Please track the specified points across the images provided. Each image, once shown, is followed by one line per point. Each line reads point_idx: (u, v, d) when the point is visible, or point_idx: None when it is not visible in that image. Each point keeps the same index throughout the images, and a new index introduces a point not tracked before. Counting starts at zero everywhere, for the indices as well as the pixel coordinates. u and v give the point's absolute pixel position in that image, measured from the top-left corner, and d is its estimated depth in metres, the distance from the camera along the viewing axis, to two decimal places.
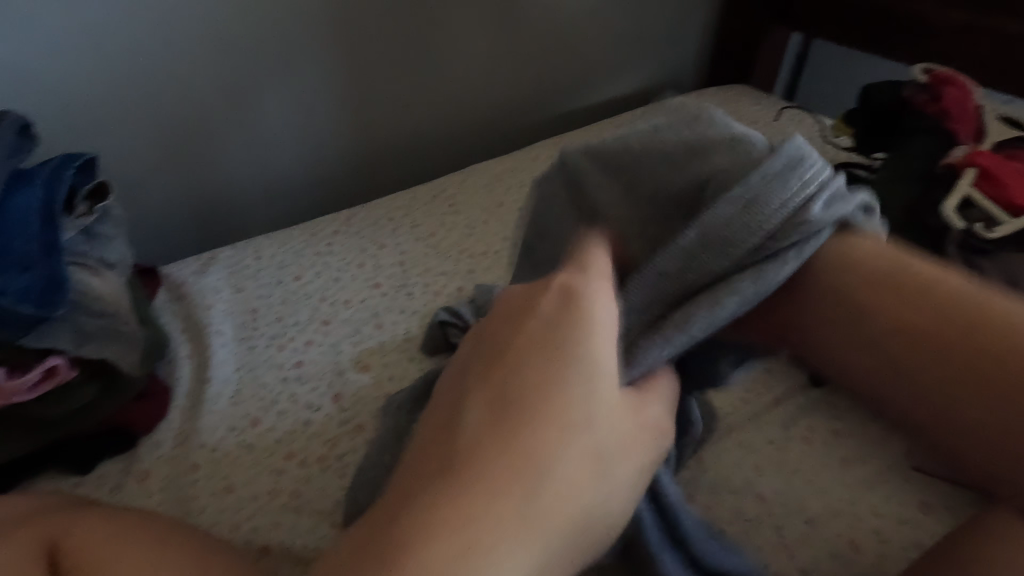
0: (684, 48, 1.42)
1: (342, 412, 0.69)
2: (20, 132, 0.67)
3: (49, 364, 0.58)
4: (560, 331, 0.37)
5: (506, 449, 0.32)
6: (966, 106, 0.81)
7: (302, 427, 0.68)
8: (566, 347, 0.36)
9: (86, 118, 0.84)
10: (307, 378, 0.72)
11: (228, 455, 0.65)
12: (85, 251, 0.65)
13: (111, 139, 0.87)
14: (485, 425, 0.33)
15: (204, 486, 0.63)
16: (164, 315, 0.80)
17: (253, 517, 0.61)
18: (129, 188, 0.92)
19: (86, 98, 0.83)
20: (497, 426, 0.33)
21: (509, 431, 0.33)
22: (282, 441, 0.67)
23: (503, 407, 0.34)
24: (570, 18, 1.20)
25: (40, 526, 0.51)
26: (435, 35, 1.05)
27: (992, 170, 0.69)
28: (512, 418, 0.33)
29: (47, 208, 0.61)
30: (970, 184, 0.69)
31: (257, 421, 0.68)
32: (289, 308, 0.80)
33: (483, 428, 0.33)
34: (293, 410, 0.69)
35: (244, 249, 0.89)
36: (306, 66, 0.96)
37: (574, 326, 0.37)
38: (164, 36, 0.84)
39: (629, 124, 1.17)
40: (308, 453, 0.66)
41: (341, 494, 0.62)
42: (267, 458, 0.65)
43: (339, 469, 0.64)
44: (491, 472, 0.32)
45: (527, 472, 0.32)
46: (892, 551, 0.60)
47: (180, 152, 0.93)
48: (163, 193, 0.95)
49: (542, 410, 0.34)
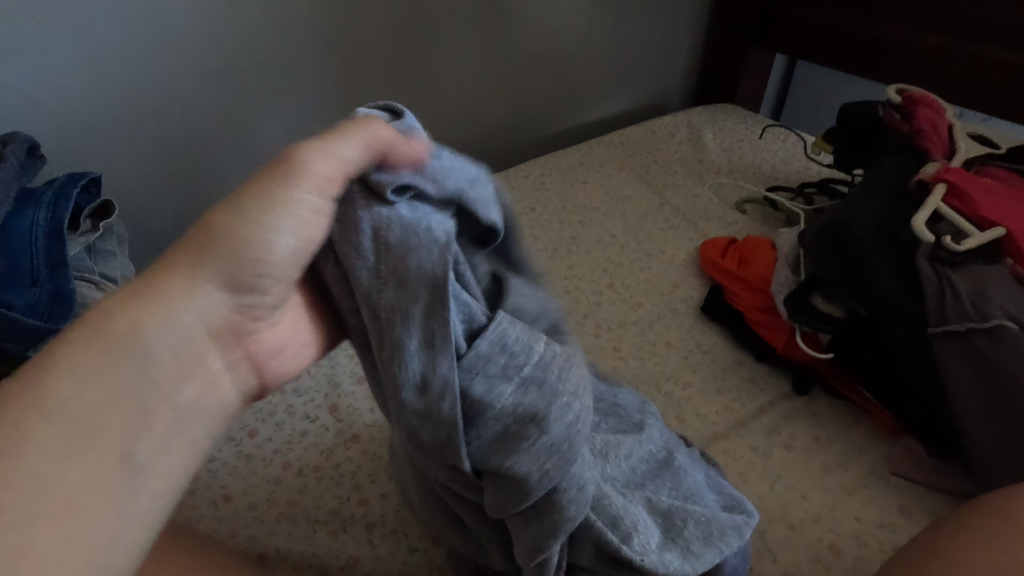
0: (674, 69, 1.47)
1: (338, 423, 0.73)
2: (28, 154, 0.69)
3: None
4: (959, 366, 0.64)
5: (990, 553, 0.53)
6: (937, 125, 0.83)
7: (299, 438, 0.72)
8: (1009, 378, 0.62)
9: (85, 133, 0.87)
10: (303, 390, 0.76)
11: (225, 466, 0.69)
12: (88, 266, 0.68)
13: (116, 165, 0.91)
14: (958, 554, 0.54)
15: (204, 496, 0.66)
16: None
17: (250, 525, 0.64)
18: (132, 211, 0.95)
19: (88, 116, 0.86)
20: (965, 534, 0.55)
21: (926, 558, 0.55)
22: (278, 451, 0.70)
23: (942, 551, 0.55)
24: (563, 41, 1.25)
25: None
26: (431, 60, 1.11)
27: (961, 186, 0.72)
28: (947, 555, 0.54)
29: (55, 223, 0.64)
30: (939, 199, 0.71)
31: (255, 432, 0.72)
32: None
33: (961, 558, 0.53)
34: (290, 421, 0.73)
35: None
36: (295, 93, 1.00)
37: (970, 519, 0.57)
38: (167, 59, 0.88)
39: (620, 142, 1.21)
40: (305, 463, 0.69)
41: (337, 503, 0.66)
42: (264, 469, 0.69)
43: (335, 478, 0.68)
44: (987, 538, 0.54)
45: (1002, 534, 0.54)
46: (869, 553, 0.63)
47: (186, 170, 0.97)
48: (166, 215, 0.99)
49: (960, 552, 0.54)
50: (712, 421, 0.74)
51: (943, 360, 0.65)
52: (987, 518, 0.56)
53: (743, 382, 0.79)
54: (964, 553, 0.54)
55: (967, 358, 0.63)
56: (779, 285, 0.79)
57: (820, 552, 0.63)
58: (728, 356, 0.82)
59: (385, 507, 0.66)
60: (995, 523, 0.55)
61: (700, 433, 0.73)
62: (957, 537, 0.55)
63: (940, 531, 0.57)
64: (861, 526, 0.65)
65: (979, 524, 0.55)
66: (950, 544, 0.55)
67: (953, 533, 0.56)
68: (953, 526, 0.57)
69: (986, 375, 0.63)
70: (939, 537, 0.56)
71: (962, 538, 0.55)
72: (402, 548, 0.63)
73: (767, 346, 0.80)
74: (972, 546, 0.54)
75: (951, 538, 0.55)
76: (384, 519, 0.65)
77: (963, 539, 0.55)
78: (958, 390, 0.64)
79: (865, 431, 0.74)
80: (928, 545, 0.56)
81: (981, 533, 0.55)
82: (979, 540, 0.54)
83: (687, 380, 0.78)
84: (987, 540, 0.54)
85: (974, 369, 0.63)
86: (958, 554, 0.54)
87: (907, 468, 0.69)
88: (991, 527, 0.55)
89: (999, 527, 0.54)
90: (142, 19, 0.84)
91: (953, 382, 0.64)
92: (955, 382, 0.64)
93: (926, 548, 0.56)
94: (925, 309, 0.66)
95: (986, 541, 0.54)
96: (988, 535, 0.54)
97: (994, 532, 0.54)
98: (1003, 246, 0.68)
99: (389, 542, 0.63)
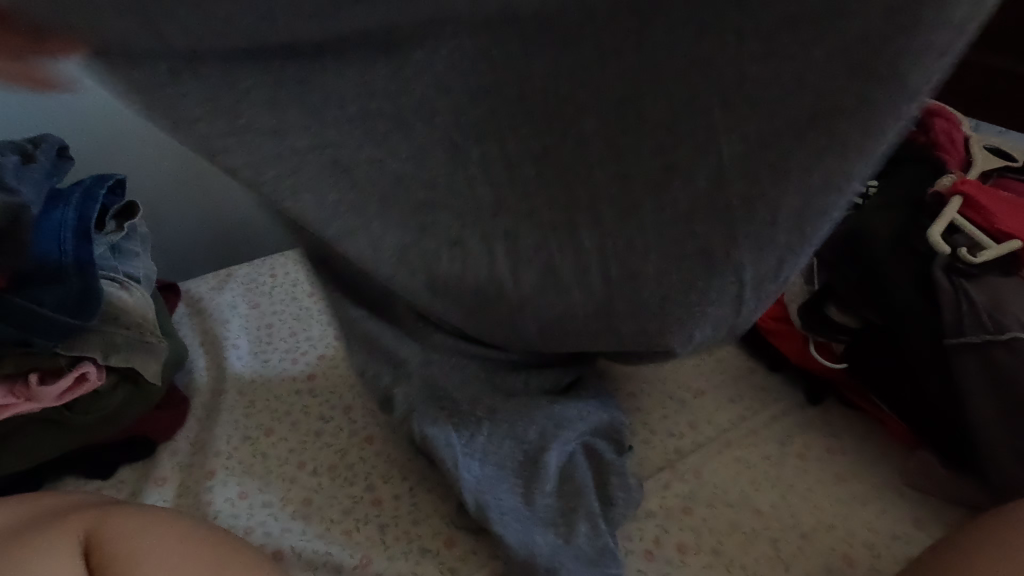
0: None
1: (352, 423, 0.74)
2: (58, 155, 0.72)
3: (80, 371, 0.62)
4: (977, 377, 0.63)
5: (1007, 565, 0.52)
6: (954, 136, 0.82)
7: (313, 438, 0.72)
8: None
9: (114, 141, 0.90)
10: (318, 391, 0.77)
11: (241, 463, 0.70)
12: (112, 266, 0.70)
13: (141, 166, 0.93)
14: (972, 568, 0.54)
15: (220, 492, 0.67)
16: (183, 327, 0.84)
17: (267, 522, 0.65)
18: (155, 211, 0.97)
19: (115, 121, 0.88)
20: (981, 547, 0.55)
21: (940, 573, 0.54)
22: (294, 450, 0.71)
23: (958, 566, 0.54)
24: None
25: (78, 519, 0.53)
26: None
27: (978, 199, 0.70)
28: (961, 570, 0.54)
29: (82, 223, 0.65)
30: (955, 211, 0.69)
31: (271, 430, 0.73)
32: (303, 323, 0.85)
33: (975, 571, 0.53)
34: (305, 420, 0.74)
35: (259, 266, 0.93)
36: None
37: (985, 532, 0.56)
38: None
39: None
40: (319, 463, 0.70)
41: (350, 502, 0.67)
42: (280, 467, 0.70)
43: (349, 478, 0.69)
44: (1005, 553, 0.53)
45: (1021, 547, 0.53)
46: (880, 564, 0.63)
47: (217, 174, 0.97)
48: (192, 217, 0.99)
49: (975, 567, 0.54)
50: (725, 430, 0.75)
51: (960, 371, 0.64)
52: (1003, 529, 0.55)
53: (756, 391, 0.79)
54: (980, 566, 0.53)
55: (983, 372, 0.63)
56: (793, 294, 0.79)
57: (832, 561, 0.63)
58: (741, 364, 0.82)
59: (398, 508, 0.66)
60: (1016, 535, 0.54)
61: (712, 440, 0.73)
62: (969, 550, 0.55)
63: (954, 545, 0.57)
64: (875, 537, 0.65)
65: (995, 537, 0.55)
66: (963, 558, 0.55)
67: (968, 545, 0.56)
68: (968, 539, 0.56)
69: (1005, 388, 0.62)
70: (952, 552, 0.56)
71: (978, 552, 0.55)
72: (415, 548, 0.63)
73: (781, 355, 0.80)
74: (988, 561, 0.53)
75: (964, 552, 0.55)
76: (396, 519, 0.66)
77: (979, 554, 0.54)
78: (976, 402, 0.64)
79: (878, 442, 0.73)
80: (944, 561, 0.56)
81: (999, 546, 0.54)
82: (996, 553, 0.54)
83: (698, 388, 0.79)
84: (1005, 554, 0.53)
85: (991, 382, 0.63)
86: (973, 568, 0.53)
87: (917, 478, 0.69)
88: (1009, 540, 0.54)
89: (1020, 542, 0.54)
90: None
91: (971, 393, 0.64)
92: (973, 394, 0.64)
93: (941, 564, 0.56)
94: (940, 319, 0.66)
95: (1002, 554, 0.53)
96: (1005, 548, 0.54)
97: (1012, 546, 0.54)
98: (1019, 258, 0.66)
99: (402, 543, 0.64)
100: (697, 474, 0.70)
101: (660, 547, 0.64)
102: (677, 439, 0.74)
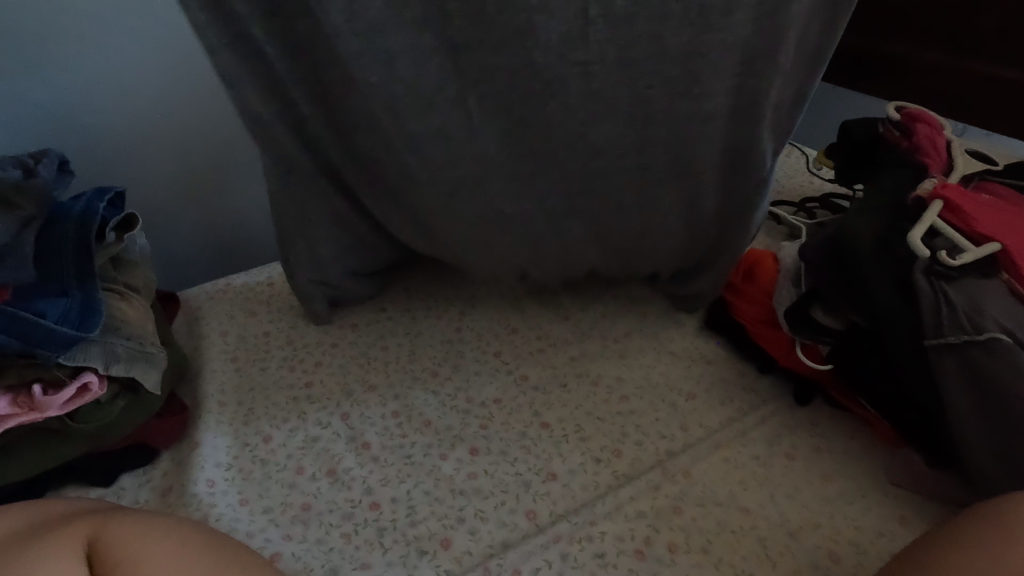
0: None
1: (349, 430, 0.75)
2: (59, 169, 0.73)
3: (82, 380, 0.63)
4: (957, 374, 0.64)
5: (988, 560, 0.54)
6: (936, 140, 0.84)
7: (311, 443, 0.74)
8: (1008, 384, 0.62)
9: (106, 137, 0.89)
10: (316, 397, 0.78)
11: (239, 472, 0.71)
12: (112, 277, 0.72)
13: (139, 177, 0.94)
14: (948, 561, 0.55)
15: (219, 498, 0.68)
16: (182, 338, 0.86)
17: (266, 528, 0.67)
18: (154, 225, 0.98)
19: (117, 135, 0.90)
20: (959, 545, 0.56)
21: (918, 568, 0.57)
22: (291, 456, 0.73)
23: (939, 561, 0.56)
24: None
25: (82, 524, 0.55)
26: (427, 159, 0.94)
27: (958, 203, 0.71)
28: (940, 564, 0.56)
29: (82, 237, 0.67)
30: (936, 215, 0.71)
31: (269, 437, 0.74)
32: (300, 332, 0.86)
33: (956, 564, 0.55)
34: (303, 426, 0.76)
35: (257, 274, 0.94)
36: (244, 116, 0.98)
37: (965, 526, 0.58)
38: (180, 77, 0.90)
39: None
40: (317, 468, 0.72)
41: (349, 507, 0.68)
42: (278, 473, 0.71)
43: (347, 482, 0.70)
44: (984, 548, 0.55)
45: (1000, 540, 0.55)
46: (866, 561, 0.64)
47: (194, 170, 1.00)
48: (187, 231, 1.01)
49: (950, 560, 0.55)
50: (714, 431, 0.76)
51: (938, 371, 0.65)
52: (979, 526, 0.57)
53: (745, 392, 0.81)
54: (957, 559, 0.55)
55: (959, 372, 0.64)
56: (781, 298, 0.80)
57: (819, 559, 0.64)
58: (731, 366, 0.84)
59: (396, 511, 0.68)
60: (994, 524, 0.56)
61: (702, 442, 0.75)
62: (940, 547, 0.57)
63: (932, 544, 0.58)
64: (860, 534, 0.66)
65: (973, 533, 0.57)
66: (940, 554, 0.56)
67: (941, 542, 0.58)
68: (949, 533, 0.58)
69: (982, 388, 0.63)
70: (929, 551, 0.58)
71: (958, 545, 0.56)
72: (412, 552, 0.65)
73: (769, 357, 0.82)
74: (965, 557, 0.55)
75: (938, 547, 0.57)
76: (394, 523, 0.67)
77: (957, 549, 0.56)
78: (952, 400, 0.65)
79: (865, 441, 0.75)
80: (923, 555, 0.58)
81: (981, 540, 0.55)
82: (972, 546, 0.55)
83: (689, 391, 0.81)
84: (984, 548, 0.55)
85: (965, 381, 0.64)
86: (951, 560, 0.55)
87: (903, 476, 0.71)
88: (986, 533, 0.56)
89: (1001, 534, 0.55)
90: (150, 30, 0.85)
91: (948, 391, 0.65)
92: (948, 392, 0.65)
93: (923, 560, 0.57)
94: (920, 319, 0.67)
95: (978, 549, 0.55)
96: (981, 542, 0.55)
97: (990, 536, 0.55)
98: (999, 260, 0.68)
99: (399, 545, 0.65)
100: (687, 474, 0.71)
101: (651, 546, 0.65)
102: (669, 440, 0.75)
